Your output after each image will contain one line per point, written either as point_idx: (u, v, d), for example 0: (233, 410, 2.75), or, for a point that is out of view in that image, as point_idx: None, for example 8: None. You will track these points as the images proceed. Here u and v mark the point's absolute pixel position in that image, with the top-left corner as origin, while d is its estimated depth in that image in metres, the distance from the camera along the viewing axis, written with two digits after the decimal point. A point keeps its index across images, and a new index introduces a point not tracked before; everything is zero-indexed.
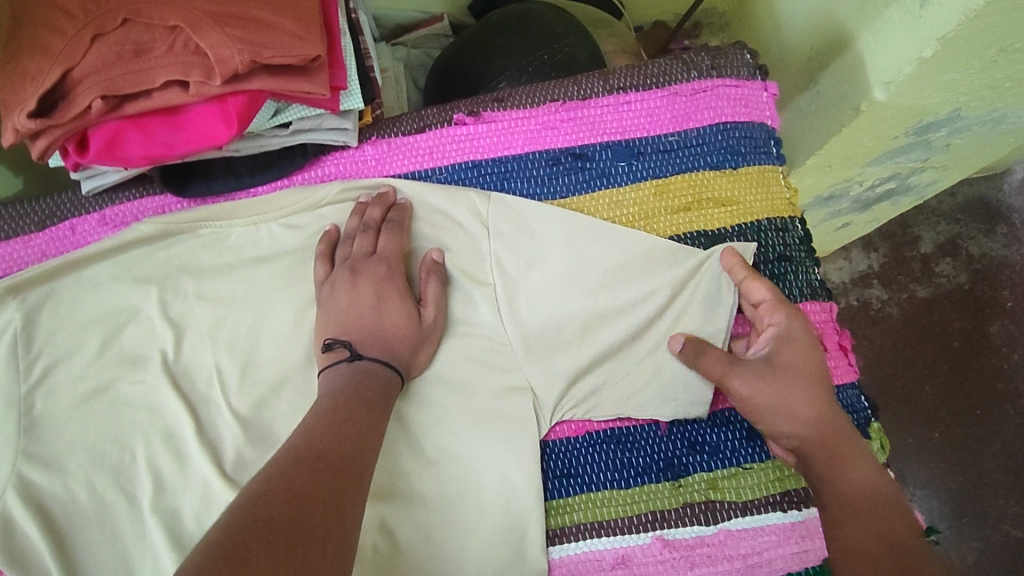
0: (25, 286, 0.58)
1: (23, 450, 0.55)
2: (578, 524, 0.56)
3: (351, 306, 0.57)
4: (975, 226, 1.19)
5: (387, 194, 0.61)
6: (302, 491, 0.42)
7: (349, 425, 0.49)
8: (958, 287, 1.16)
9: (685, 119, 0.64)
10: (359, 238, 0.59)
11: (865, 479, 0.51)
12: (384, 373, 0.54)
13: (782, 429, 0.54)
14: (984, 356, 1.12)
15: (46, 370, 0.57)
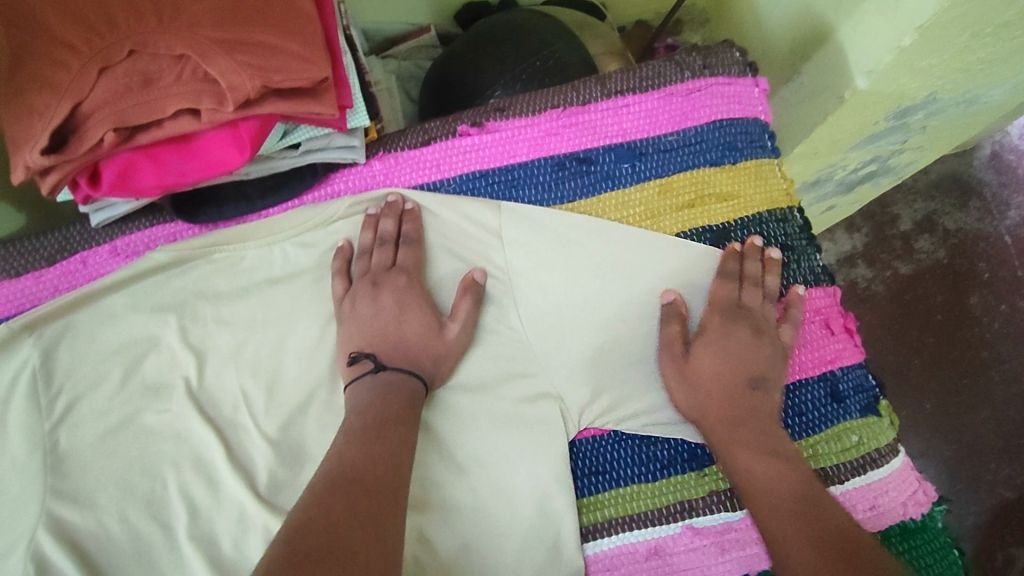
0: (40, 323, 0.58)
1: (50, 488, 0.54)
2: (610, 520, 0.57)
3: (376, 320, 0.58)
4: (949, 202, 1.23)
5: (397, 203, 0.63)
6: (341, 517, 0.43)
7: (380, 444, 0.50)
8: (937, 261, 1.20)
9: (682, 118, 0.66)
10: (377, 252, 0.61)
11: (767, 464, 0.54)
12: (409, 384, 0.55)
13: (739, 449, 0.55)
14: (966, 326, 1.16)
15: (69, 406, 0.57)
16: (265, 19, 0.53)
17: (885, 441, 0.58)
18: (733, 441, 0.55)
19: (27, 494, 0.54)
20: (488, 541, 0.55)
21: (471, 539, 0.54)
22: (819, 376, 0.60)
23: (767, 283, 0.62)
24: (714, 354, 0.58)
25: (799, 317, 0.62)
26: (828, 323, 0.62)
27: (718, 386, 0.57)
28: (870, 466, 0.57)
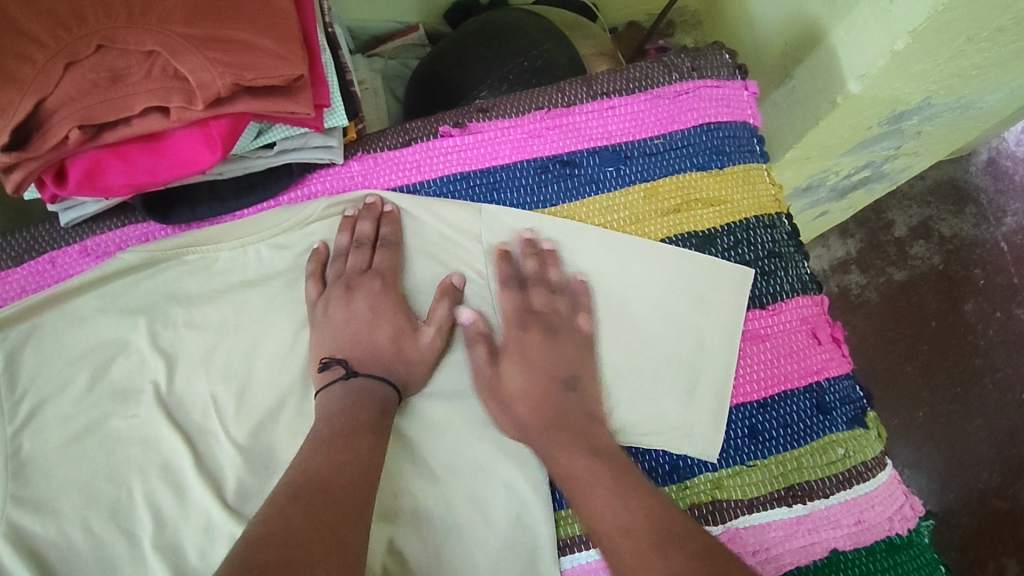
0: (6, 325, 0.57)
1: (12, 495, 0.53)
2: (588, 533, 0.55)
3: (347, 323, 0.56)
4: (945, 208, 1.21)
5: (376, 205, 0.61)
6: (300, 530, 0.41)
7: (348, 451, 0.48)
8: (932, 268, 1.19)
9: (669, 121, 0.65)
10: (352, 255, 0.60)
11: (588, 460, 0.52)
12: (380, 390, 0.54)
13: (562, 454, 0.53)
14: (960, 334, 1.15)
15: (34, 410, 0.55)
16: (237, 14, 0.52)
17: (872, 454, 0.57)
18: (556, 444, 0.54)
19: None
20: (462, 553, 0.53)
21: (444, 551, 0.53)
22: (805, 387, 0.58)
23: (754, 290, 0.61)
24: None
25: (784, 327, 0.60)
26: (814, 332, 0.60)
27: (596, 410, 0.55)
28: (855, 480, 0.56)
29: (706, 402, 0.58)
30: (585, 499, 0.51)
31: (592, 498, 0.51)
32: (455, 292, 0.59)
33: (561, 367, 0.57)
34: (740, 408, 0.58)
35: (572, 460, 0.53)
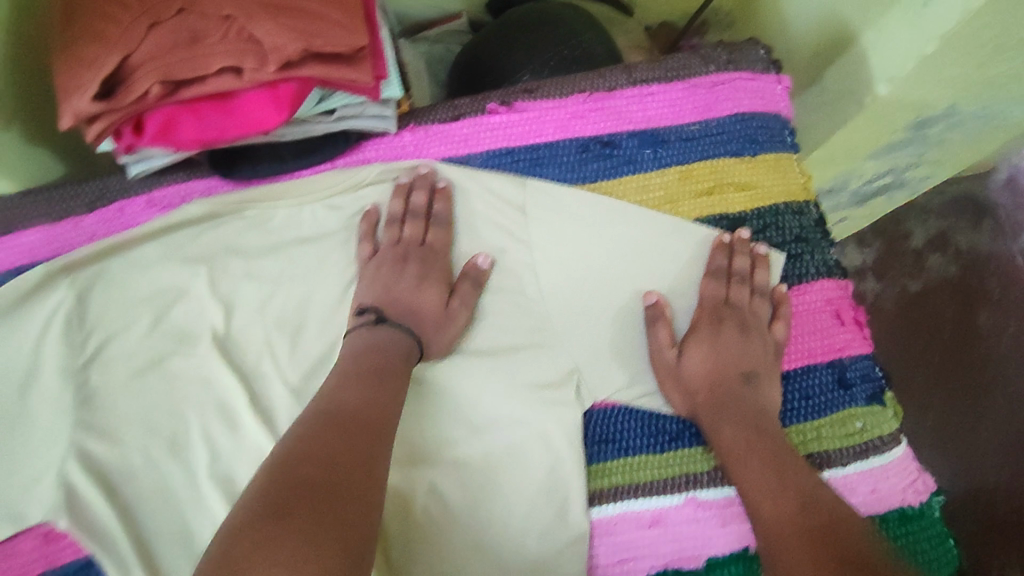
0: (77, 266, 0.60)
1: (80, 423, 0.57)
2: (616, 486, 0.57)
3: (391, 284, 0.60)
4: (963, 222, 1.24)
5: (428, 176, 0.64)
6: (335, 454, 0.45)
7: (376, 390, 0.52)
8: (947, 279, 1.21)
9: (706, 109, 0.68)
10: (408, 224, 0.63)
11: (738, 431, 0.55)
12: (403, 341, 0.57)
13: (725, 426, 0.56)
14: (973, 344, 1.17)
15: (100, 347, 0.59)
16: None
17: (888, 430, 0.60)
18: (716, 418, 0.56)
19: (58, 428, 0.57)
20: (496, 499, 0.56)
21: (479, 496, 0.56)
22: (826, 363, 0.62)
23: (782, 271, 0.64)
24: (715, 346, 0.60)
25: (807, 307, 0.64)
26: (838, 313, 0.63)
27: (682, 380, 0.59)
28: (871, 452, 0.59)
29: None
30: (739, 478, 0.53)
31: (742, 466, 0.54)
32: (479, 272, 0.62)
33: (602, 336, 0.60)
34: None
35: (735, 437, 0.55)
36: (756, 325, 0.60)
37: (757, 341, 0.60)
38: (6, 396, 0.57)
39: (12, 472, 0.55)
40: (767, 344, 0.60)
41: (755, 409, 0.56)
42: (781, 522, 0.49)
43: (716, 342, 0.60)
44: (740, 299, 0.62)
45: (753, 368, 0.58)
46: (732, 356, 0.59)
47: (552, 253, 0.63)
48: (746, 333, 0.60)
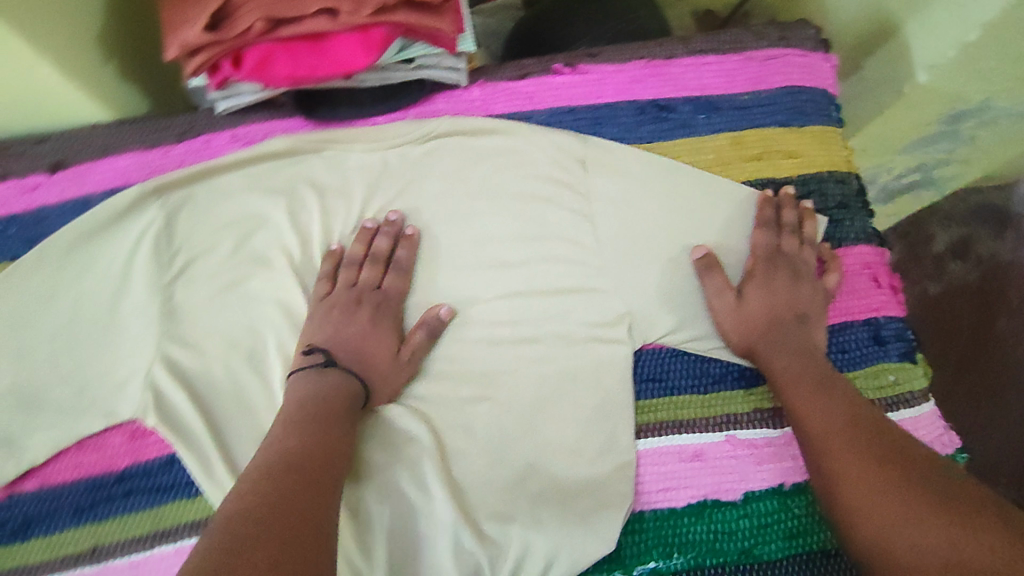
0: (167, 189, 0.65)
1: (166, 331, 0.62)
2: (661, 422, 0.61)
3: (342, 326, 0.60)
4: (985, 230, 1.16)
5: (397, 222, 0.65)
6: (285, 494, 0.44)
7: (319, 432, 0.51)
8: (968, 282, 1.16)
9: (758, 81, 0.72)
10: (367, 268, 0.63)
11: (789, 355, 0.59)
12: (350, 383, 0.57)
13: (778, 357, 0.59)
14: (992, 349, 1.13)
15: (185, 265, 0.64)
16: None
17: (920, 386, 0.64)
18: (769, 346, 0.60)
19: (146, 334, 0.62)
20: (546, 424, 0.60)
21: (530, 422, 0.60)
22: (863, 321, 0.65)
23: (825, 234, 0.68)
24: (767, 296, 0.63)
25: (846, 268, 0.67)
26: (875, 277, 0.67)
27: (743, 318, 0.62)
28: (901, 405, 0.63)
29: None
30: (792, 398, 0.56)
31: (793, 385, 0.57)
32: (439, 322, 0.62)
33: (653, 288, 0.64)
34: None
35: (787, 361, 0.59)
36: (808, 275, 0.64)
37: (807, 287, 0.63)
38: (102, 303, 0.62)
39: (109, 371, 0.61)
40: (816, 292, 0.63)
41: (809, 344, 0.60)
42: (836, 437, 0.52)
43: (766, 290, 0.63)
44: (790, 251, 0.65)
45: (807, 311, 0.62)
46: (779, 302, 0.62)
47: (612, 206, 0.67)
48: (796, 280, 0.63)
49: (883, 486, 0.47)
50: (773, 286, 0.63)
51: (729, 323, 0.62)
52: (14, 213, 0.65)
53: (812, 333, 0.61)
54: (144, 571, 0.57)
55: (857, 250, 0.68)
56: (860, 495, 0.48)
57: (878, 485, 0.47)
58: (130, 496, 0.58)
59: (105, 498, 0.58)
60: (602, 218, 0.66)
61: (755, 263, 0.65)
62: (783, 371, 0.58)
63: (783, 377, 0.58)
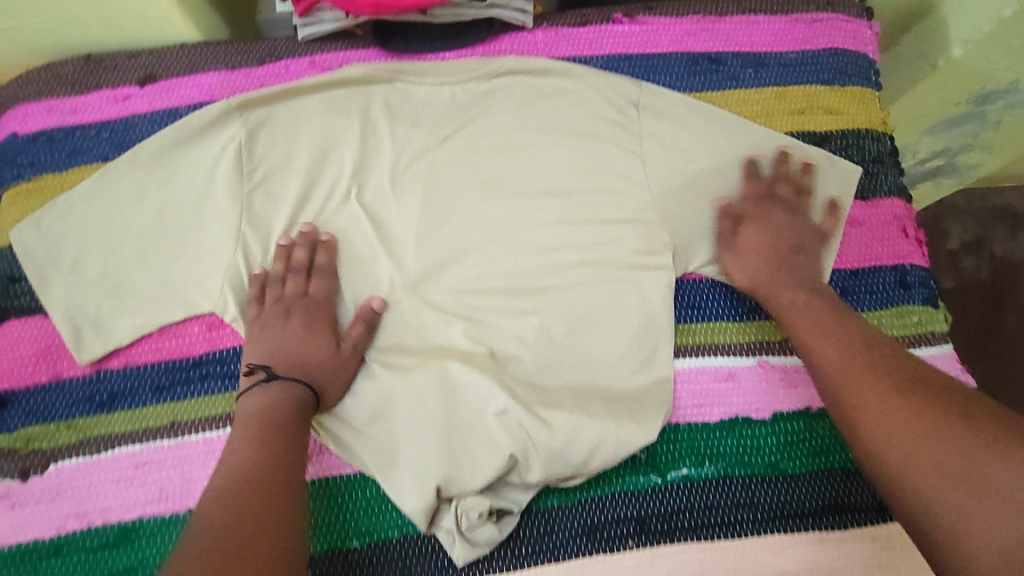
0: (249, 107, 0.68)
1: (245, 237, 0.66)
2: (699, 344, 0.67)
3: (276, 341, 0.62)
4: (1001, 229, 1.22)
5: (309, 234, 0.65)
6: (228, 522, 0.48)
7: (269, 445, 0.54)
8: (979, 281, 1.20)
9: (804, 41, 0.76)
10: (290, 279, 0.64)
11: (790, 292, 0.64)
12: (295, 390, 0.58)
13: (781, 291, 0.65)
14: (999, 344, 1.17)
15: (264, 179, 0.67)
16: None
17: (938, 329, 0.69)
18: (773, 283, 0.66)
19: (225, 238, 0.65)
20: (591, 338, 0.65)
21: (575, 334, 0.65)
22: (891, 267, 0.70)
23: (860, 186, 0.72)
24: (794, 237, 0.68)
25: (881, 218, 0.72)
26: (904, 228, 0.72)
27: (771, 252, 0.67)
28: (920, 343, 0.68)
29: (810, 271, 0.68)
30: (800, 328, 0.62)
31: (796, 320, 0.63)
32: (375, 313, 0.63)
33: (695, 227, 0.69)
34: (837, 273, 0.69)
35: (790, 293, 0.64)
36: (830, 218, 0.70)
37: (822, 226, 0.70)
38: (185, 206, 0.67)
39: (190, 269, 0.65)
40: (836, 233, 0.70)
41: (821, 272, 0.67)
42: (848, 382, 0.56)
43: (793, 229, 0.69)
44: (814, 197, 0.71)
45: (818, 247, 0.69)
46: (779, 238, 0.68)
47: (664, 149, 0.71)
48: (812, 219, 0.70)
49: (898, 415, 0.51)
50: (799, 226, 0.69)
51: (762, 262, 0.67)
52: (107, 120, 0.69)
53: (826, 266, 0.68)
54: (218, 446, 0.62)
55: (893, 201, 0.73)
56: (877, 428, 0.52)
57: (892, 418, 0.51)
58: (206, 380, 0.63)
59: (183, 379, 0.63)
60: (654, 160, 0.70)
61: (789, 207, 0.70)
62: (787, 304, 0.64)
63: (786, 307, 0.64)
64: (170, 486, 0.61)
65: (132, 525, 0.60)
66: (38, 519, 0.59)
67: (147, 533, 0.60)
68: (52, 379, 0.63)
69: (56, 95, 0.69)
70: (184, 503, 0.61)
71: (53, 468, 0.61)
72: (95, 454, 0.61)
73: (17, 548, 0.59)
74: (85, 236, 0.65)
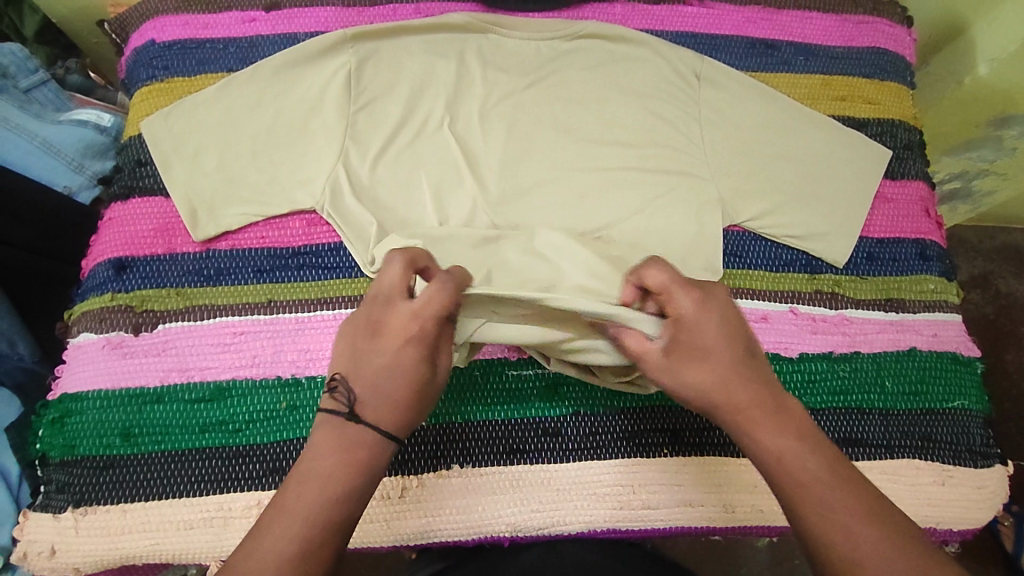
0: (361, 39, 0.77)
1: (347, 148, 0.74)
2: (737, 287, 0.75)
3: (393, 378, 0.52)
4: (1007, 268, 1.27)
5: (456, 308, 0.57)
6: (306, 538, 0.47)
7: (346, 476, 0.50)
8: (981, 314, 1.24)
9: (850, 39, 0.86)
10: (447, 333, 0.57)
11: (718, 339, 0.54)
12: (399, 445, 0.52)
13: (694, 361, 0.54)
14: (995, 375, 1.18)
15: (369, 102, 0.76)
16: None
17: (951, 300, 0.77)
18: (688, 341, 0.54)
19: (330, 147, 0.74)
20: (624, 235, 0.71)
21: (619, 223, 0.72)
22: (914, 240, 0.79)
23: (890, 167, 0.81)
24: (822, 206, 0.77)
25: (907, 197, 0.81)
26: (926, 209, 0.81)
27: (798, 216, 0.77)
28: (935, 308, 0.77)
29: (836, 235, 0.77)
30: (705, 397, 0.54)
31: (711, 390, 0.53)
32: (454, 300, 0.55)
33: (742, 187, 0.77)
34: (866, 240, 0.78)
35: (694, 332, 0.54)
36: (861, 194, 0.79)
37: (849, 200, 0.78)
38: (296, 117, 0.75)
39: (297, 171, 0.73)
40: (864, 205, 0.78)
41: (843, 238, 0.77)
42: (801, 455, 0.51)
43: (825, 200, 0.78)
44: (852, 174, 0.79)
45: (845, 220, 0.77)
46: (808, 208, 0.77)
47: (720, 116, 0.79)
48: (846, 194, 0.78)
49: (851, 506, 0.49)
50: (829, 199, 0.78)
51: (791, 221, 0.77)
52: (233, 37, 0.79)
53: (851, 233, 0.77)
54: (309, 326, 0.69)
55: (920, 184, 0.81)
56: (826, 505, 0.49)
57: (848, 499, 0.49)
58: (303, 269, 0.72)
59: (283, 265, 0.71)
60: (709, 124, 0.79)
61: (824, 178, 0.78)
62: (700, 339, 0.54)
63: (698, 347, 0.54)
64: (261, 355, 0.68)
65: (227, 384, 0.67)
66: (145, 370, 0.67)
67: (240, 393, 0.67)
68: (167, 253, 0.71)
69: (190, 11, 0.80)
70: (273, 371, 0.68)
71: (161, 329, 0.68)
72: (198, 320, 0.69)
73: (124, 391, 0.66)
74: (206, 132, 0.74)
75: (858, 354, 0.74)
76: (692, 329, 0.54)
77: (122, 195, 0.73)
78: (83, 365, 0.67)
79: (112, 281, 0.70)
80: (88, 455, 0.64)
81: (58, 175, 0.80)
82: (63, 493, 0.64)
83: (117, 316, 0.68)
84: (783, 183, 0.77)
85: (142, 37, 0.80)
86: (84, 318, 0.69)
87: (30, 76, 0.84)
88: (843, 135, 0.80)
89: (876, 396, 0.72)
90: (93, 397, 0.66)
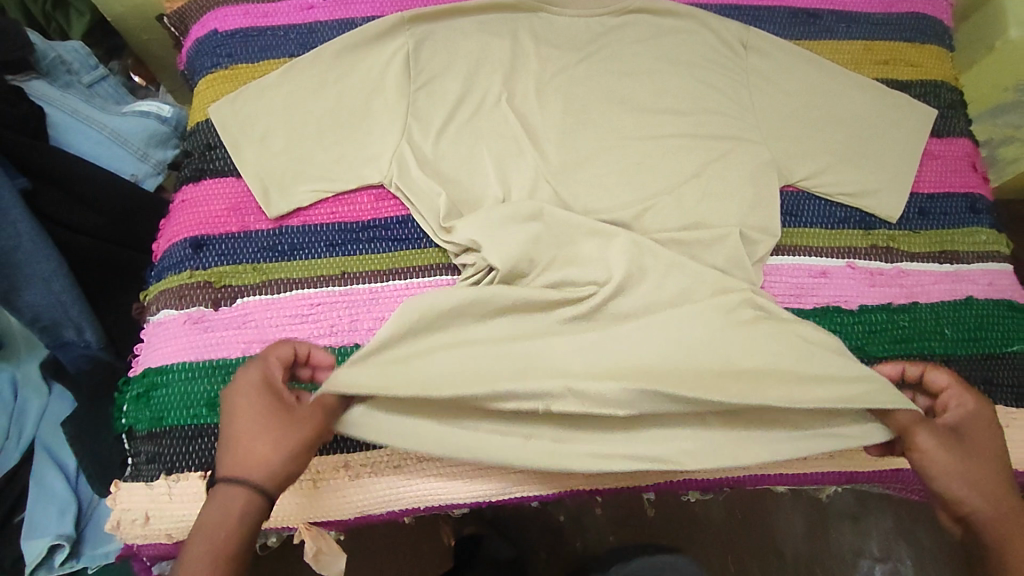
0: (419, 21, 0.80)
1: (409, 125, 0.76)
2: (796, 245, 0.77)
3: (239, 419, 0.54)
4: None
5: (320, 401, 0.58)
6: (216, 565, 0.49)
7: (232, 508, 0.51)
8: None
9: (889, 5, 0.89)
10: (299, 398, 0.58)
11: (991, 445, 0.60)
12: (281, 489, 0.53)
13: (970, 456, 0.59)
14: None
15: (428, 81, 0.78)
16: None
17: (1003, 251, 0.79)
18: (975, 436, 0.61)
19: (394, 125, 0.76)
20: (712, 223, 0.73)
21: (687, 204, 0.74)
22: (963, 194, 0.81)
23: (935, 126, 0.83)
24: (874, 165, 0.79)
25: (954, 154, 0.83)
26: (972, 164, 0.83)
27: (851, 176, 0.79)
28: (988, 258, 0.78)
29: (888, 191, 0.79)
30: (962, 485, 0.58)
31: (975, 480, 0.58)
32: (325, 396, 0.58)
33: (795, 150, 0.79)
34: (918, 196, 0.80)
35: (980, 434, 0.61)
36: (910, 152, 0.80)
37: (899, 159, 0.80)
38: (359, 96, 0.77)
39: (363, 147, 0.75)
40: (913, 163, 0.80)
41: (895, 195, 0.79)
42: None
43: (875, 161, 0.79)
44: (901, 134, 0.81)
45: (896, 178, 0.79)
46: (860, 168, 0.79)
47: (768, 84, 0.82)
48: (896, 153, 0.80)
49: None
50: (880, 159, 0.80)
51: (844, 181, 0.78)
52: (294, 24, 0.82)
53: (903, 190, 0.79)
54: (383, 295, 0.71)
55: (966, 142, 0.83)
56: None
57: None
58: (373, 242, 0.74)
59: (353, 238, 0.74)
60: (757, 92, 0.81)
61: (874, 139, 0.80)
62: (984, 441, 0.60)
63: (976, 442, 0.60)
64: (339, 323, 0.70)
65: None
66: (225, 342, 0.68)
67: None
68: (240, 231, 0.73)
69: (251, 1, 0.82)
70: (351, 338, 0.70)
71: (241, 302, 0.70)
72: (275, 293, 0.71)
73: (207, 363, 0.68)
74: (273, 114, 0.76)
75: (917, 305, 0.75)
76: (976, 423, 0.61)
77: (194, 178, 0.75)
78: (165, 340, 0.69)
79: (189, 259, 0.71)
80: (176, 426, 0.66)
81: (124, 164, 0.83)
82: (154, 463, 0.65)
83: (197, 292, 0.70)
84: (834, 145, 0.79)
85: (204, 27, 0.82)
86: (164, 295, 0.71)
87: (92, 72, 0.87)
88: (890, 97, 0.82)
89: (937, 344, 0.73)
90: (177, 370, 0.67)
